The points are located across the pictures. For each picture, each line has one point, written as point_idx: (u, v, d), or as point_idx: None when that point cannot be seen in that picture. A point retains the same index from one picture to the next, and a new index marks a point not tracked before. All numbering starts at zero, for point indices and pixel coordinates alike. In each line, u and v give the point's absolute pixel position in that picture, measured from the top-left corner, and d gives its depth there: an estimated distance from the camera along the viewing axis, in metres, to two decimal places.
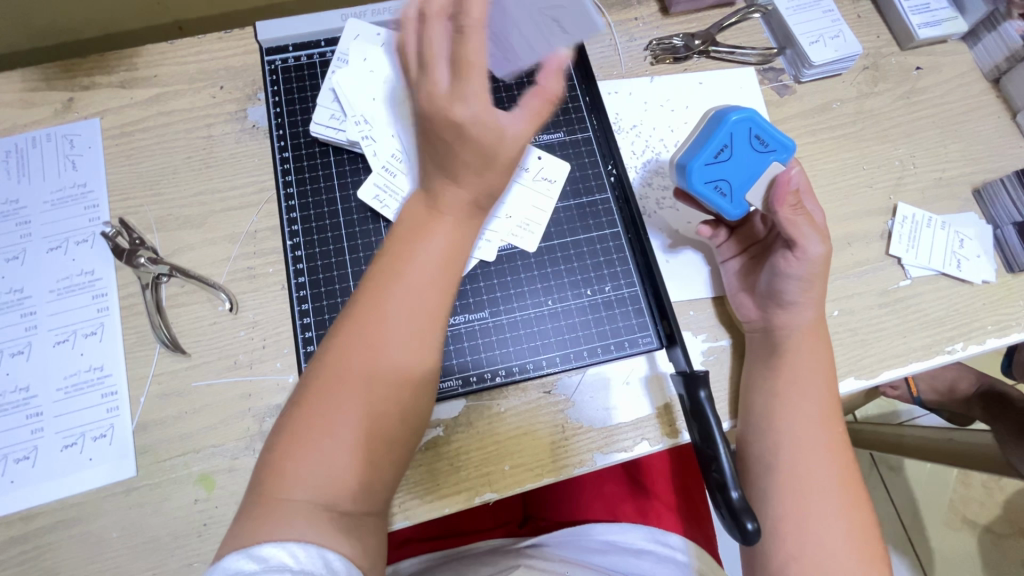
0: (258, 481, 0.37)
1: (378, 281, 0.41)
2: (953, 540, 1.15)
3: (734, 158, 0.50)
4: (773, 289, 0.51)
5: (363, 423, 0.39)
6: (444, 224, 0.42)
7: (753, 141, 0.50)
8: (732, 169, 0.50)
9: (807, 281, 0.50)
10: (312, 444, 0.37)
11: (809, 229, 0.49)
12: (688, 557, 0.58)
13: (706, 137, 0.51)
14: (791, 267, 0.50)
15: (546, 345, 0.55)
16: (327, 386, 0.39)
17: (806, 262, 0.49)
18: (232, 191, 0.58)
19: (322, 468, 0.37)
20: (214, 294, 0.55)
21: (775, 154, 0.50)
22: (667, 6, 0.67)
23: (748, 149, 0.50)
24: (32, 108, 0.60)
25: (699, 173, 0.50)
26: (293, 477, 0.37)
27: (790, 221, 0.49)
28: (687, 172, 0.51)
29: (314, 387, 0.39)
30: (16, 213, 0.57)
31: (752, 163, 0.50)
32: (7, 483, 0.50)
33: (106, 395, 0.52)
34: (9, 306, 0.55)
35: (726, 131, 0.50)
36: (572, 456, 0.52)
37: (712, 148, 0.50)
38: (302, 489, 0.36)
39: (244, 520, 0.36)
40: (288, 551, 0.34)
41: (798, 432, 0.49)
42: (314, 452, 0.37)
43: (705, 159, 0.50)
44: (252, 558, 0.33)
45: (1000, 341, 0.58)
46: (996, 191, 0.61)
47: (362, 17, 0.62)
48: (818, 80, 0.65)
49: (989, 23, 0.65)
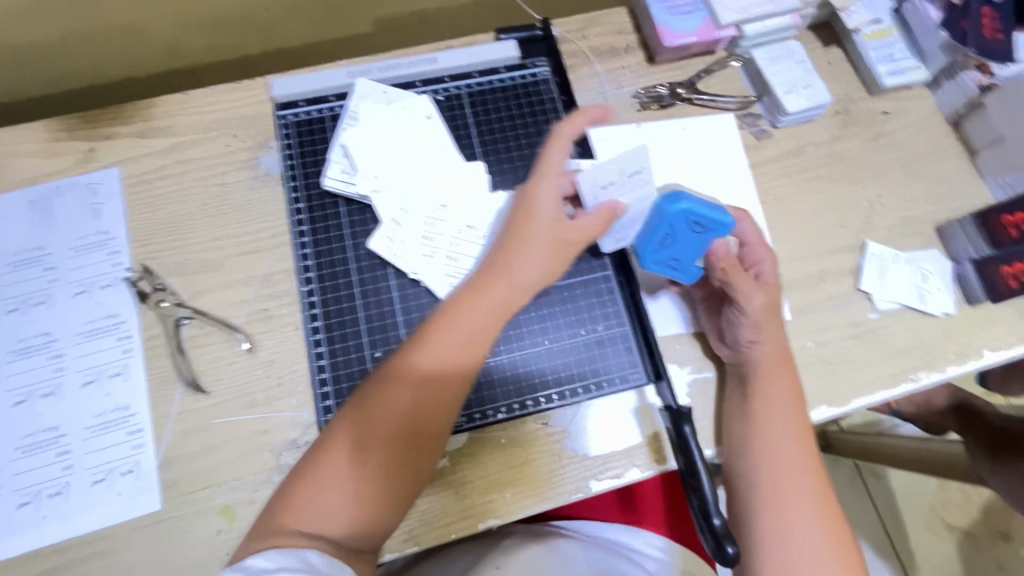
0: (278, 507, 0.44)
1: (411, 352, 0.49)
2: (933, 544, 1.20)
3: (680, 241, 0.55)
4: (731, 336, 0.56)
5: (368, 471, 0.45)
6: (471, 311, 0.50)
7: (693, 226, 0.54)
8: (681, 249, 0.55)
9: (757, 325, 0.55)
10: (323, 486, 0.44)
11: (746, 285, 0.55)
12: (670, 557, 0.67)
13: (652, 223, 0.55)
14: (740, 320, 0.55)
15: (543, 381, 0.59)
16: (341, 437, 0.46)
17: (750, 314, 0.55)
18: (247, 235, 0.62)
19: (327, 506, 0.44)
20: (232, 335, 0.59)
21: (715, 231, 0.54)
22: (653, 55, 0.71)
23: (689, 232, 0.54)
24: (55, 157, 0.64)
25: (651, 256, 0.56)
26: (301, 513, 0.43)
27: (727, 283, 0.55)
28: (640, 257, 0.57)
29: (330, 438, 0.46)
30: (42, 259, 0.60)
31: (695, 242, 0.55)
32: (40, 517, 0.53)
33: (132, 433, 0.56)
34: (37, 349, 0.58)
35: (665, 222, 0.54)
36: (568, 483, 0.56)
37: (658, 238, 0.55)
38: (306, 524, 0.43)
39: (258, 531, 0.43)
40: (261, 557, 0.39)
41: (774, 455, 0.53)
42: (323, 492, 0.44)
43: (653, 246, 0.55)
44: (236, 569, 0.38)
45: (961, 369, 0.63)
46: (955, 230, 0.66)
47: (367, 73, 0.66)
48: (793, 125, 0.70)
49: (949, 72, 0.70)
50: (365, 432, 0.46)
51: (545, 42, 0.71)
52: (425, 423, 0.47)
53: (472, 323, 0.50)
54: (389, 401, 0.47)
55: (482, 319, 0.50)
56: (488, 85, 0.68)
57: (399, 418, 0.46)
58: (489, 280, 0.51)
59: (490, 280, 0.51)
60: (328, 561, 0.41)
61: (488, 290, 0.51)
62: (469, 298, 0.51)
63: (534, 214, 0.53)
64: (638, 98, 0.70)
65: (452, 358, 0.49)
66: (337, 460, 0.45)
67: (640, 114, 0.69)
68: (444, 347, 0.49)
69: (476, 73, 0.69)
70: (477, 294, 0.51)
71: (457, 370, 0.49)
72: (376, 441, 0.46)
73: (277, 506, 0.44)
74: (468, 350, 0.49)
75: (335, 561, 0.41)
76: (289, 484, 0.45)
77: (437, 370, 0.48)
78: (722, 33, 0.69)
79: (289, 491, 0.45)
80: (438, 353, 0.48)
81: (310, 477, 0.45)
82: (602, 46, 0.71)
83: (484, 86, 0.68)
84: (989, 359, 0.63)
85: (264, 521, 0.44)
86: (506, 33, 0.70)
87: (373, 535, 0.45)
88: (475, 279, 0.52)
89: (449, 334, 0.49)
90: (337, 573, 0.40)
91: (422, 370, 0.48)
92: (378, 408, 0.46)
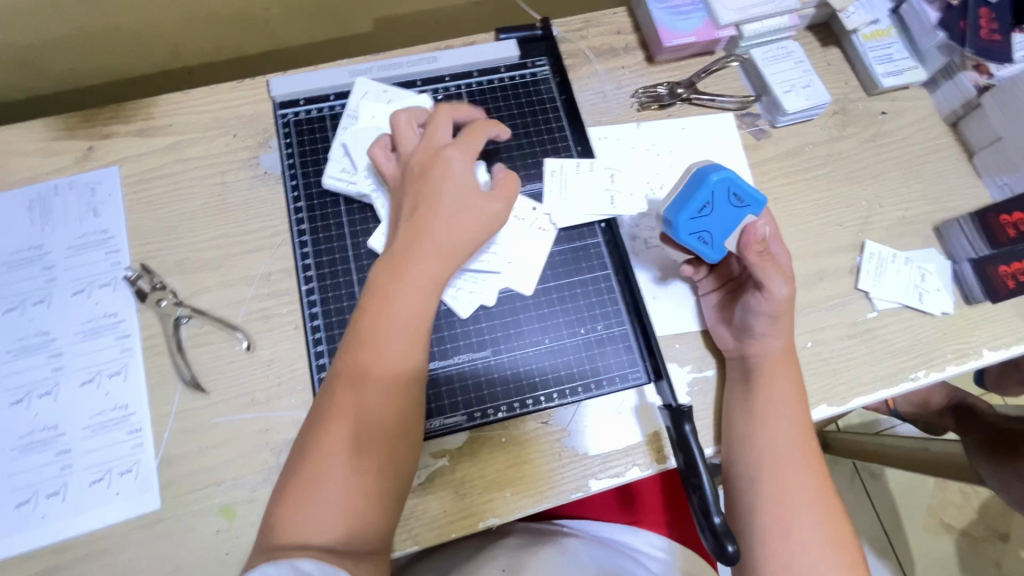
0: (268, 530, 0.44)
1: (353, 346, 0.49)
2: (931, 544, 1.21)
3: (716, 213, 0.55)
4: (745, 323, 0.56)
5: (342, 468, 0.45)
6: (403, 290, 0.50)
7: (732, 198, 0.54)
8: (715, 222, 0.55)
9: (775, 316, 0.55)
10: (306, 493, 0.44)
11: (775, 272, 0.54)
12: (670, 556, 0.67)
13: (690, 191, 0.55)
14: (760, 305, 0.55)
15: (544, 379, 0.59)
16: (312, 443, 0.46)
17: (773, 301, 0.54)
18: (247, 235, 0.62)
19: (315, 511, 0.43)
20: (232, 334, 0.58)
21: (751, 208, 0.55)
22: (652, 55, 0.72)
23: (728, 205, 0.54)
24: (54, 156, 0.64)
25: (684, 227, 0.55)
26: (291, 526, 0.43)
27: (758, 265, 0.54)
28: (673, 226, 0.56)
29: (303, 448, 0.46)
30: (41, 258, 0.60)
31: (731, 217, 0.55)
32: (38, 517, 0.53)
33: (131, 432, 0.56)
34: (36, 348, 0.58)
35: (707, 190, 0.54)
36: (568, 482, 0.56)
37: (696, 205, 0.54)
38: (296, 534, 0.42)
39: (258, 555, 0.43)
40: (254, 573, 0.37)
41: (775, 452, 0.53)
42: (309, 498, 0.44)
43: (690, 214, 0.55)
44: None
45: (959, 368, 0.63)
46: (953, 230, 0.66)
47: (368, 72, 0.66)
48: (792, 125, 0.70)
49: (947, 72, 0.70)
50: (332, 431, 0.46)
51: (545, 41, 0.71)
52: (390, 407, 0.48)
53: (408, 298, 0.49)
54: (348, 395, 0.47)
55: (420, 291, 0.50)
56: (488, 84, 0.69)
57: (363, 410, 0.47)
58: (416, 257, 0.51)
59: (410, 253, 0.51)
60: (322, 568, 0.39)
61: (413, 260, 0.51)
62: (397, 275, 0.50)
63: (446, 182, 0.53)
64: (637, 98, 0.70)
65: (396, 336, 0.49)
66: (316, 464, 0.45)
67: (639, 114, 0.70)
68: (388, 330, 0.49)
69: (476, 72, 0.69)
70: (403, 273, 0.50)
71: (408, 350, 0.49)
72: (346, 436, 0.46)
73: (268, 527, 0.44)
74: (413, 327, 0.50)
75: (328, 567, 0.39)
76: (274, 503, 0.45)
77: (381, 354, 0.48)
78: (721, 33, 0.69)
79: (275, 510, 0.44)
80: (381, 341, 0.48)
81: (291, 491, 0.45)
82: (602, 46, 0.71)
83: (485, 86, 0.68)
84: (987, 358, 0.64)
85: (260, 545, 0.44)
86: (506, 33, 0.70)
87: (372, 530, 0.45)
88: (397, 252, 0.51)
89: (387, 318, 0.49)
90: None
91: (373, 361, 0.48)
92: (335, 407, 0.47)
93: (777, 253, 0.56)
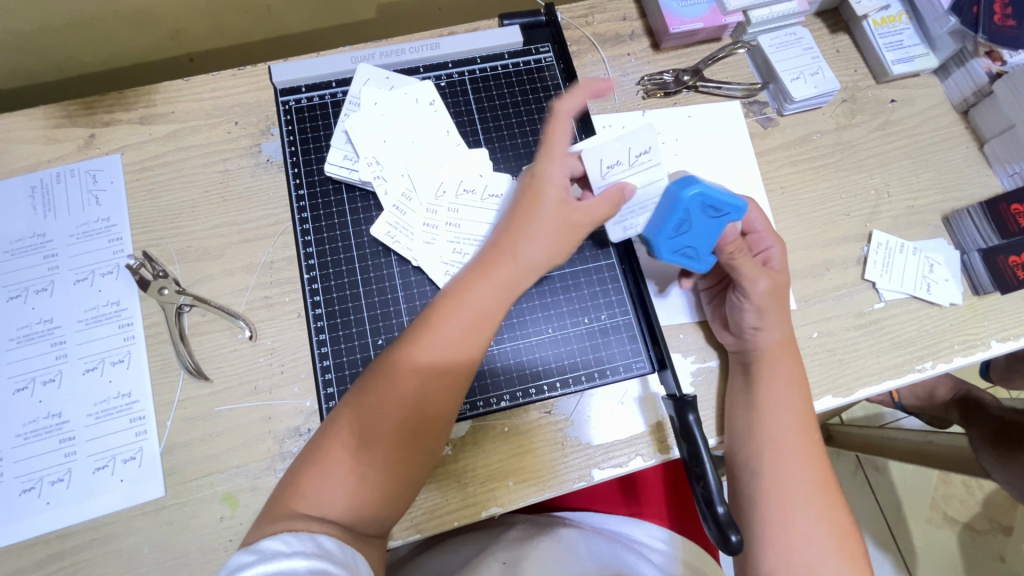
0: (286, 493, 0.44)
1: (417, 335, 0.48)
2: (934, 536, 1.20)
3: (695, 227, 0.52)
4: (734, 321, 0.56)
5: (375, 459, 0.45)
6: (475, 297, 0.49)
7: (708, 211, 0.52)
8: (695, 236, 0.53)
9: (761, 310, 0.54)
10: (331, 468, 0.44)
11: (750, 269, 0.54)
12: (671, 547, 0.68)
13: (665, 210, 0.53)
14: (744, 305, 0.55)
15: (546, 369, 0.59)
16: (351, 421, 0.45)
17: (754, 297, 0.54)
18: (249, 223, 0.62)
19: (332, 492, 0.43)
20: (234, 323, 0.58)
21: (730, 216, 0.52)
22: (657, 42, 0.70)
23: (704, 218, 0.52)
24: (55, 144, 0.63)
25: (665, 245, 0.54)
26: (310, 497, 0.43)
27: (732, 265, 0.54)
28: (654, 246, 0.55)
29: (340, 417, 0.46)
30: (43, 246, 0.60)
31: (711, 228, 0.52)
32: (43, 503, 0.53)
33: (135, 420, 0.56)
34: (39, 336, 0.58)
35: (680, 208, 0.52)
36: (572, 472, 0.56)
37: (673, 224, 0.52)
38: (316, 508, 0.42)
39: (263, 520, 0.42)
40: (277, 540, 0.38)
41: (776, 443, 0.53)
42: (332, 477, 0.43)
43: (667, 233, 0.53)
44: (252, 552, 0.37)
45: (966, 359, 0.62)
46: (962, 220, 0.65)
47: (370, 59, 0.65)
48: (800, 113, 0.69)
49: (959, 59, 0.69)
50: (372, 416, 0.45)
51: (549, 27, 0.69)
52: (437, 414, 0.47)
53: (480, 303, 0.49)
54: (399, 388, 0.46)
55: (490, 298, 0.50)
56: (491, 71, 0.68)
57: (409, 405, 0.46)
58: (494, 263, 0.51)
59: (496, 260, 0.51)
60: (342, 548, 0.40)
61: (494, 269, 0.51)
62: (477, 280, 0.50)
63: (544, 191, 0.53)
64: (642, 85, 0.69)
65: (460, 339, 0.49)
66: (347, 445, 0.45)
67: (644, 103, 0.69)
68: (451, 332, 0.48)
69: (479, 59, 0.68)
70: (482, 276, 0.50)
71: (463, 356, 0.49)
72: (386, 428, 0.45)
73: (286, 491, 0.44)
74: (475, 341, 0.49)
75: (347, 548, 0.40)
76: (297, 469, 0.45)
77: (441, 357, 0.48)
78: (728, 20, 0.68)
79: (297, 476, 0.44)
80: (443, 341, 0.48)
81: (320, 460, 0.44)
82: (606, 33, 0.70)
83: (487, 73, 0.68)
84: (995, 350, 0.63)
85: (271, 509, 0.43)
86: (510, 19, 0.69)
87: (382, 520, 0.45)
88: (482, 259, 0.52)
89: (454, 317, 0.49)
90: (350, 558, 0.40)
91: (432, 360, 0.47)
92: (385, 393, 0.46)
93: (767, 248, 0.57)
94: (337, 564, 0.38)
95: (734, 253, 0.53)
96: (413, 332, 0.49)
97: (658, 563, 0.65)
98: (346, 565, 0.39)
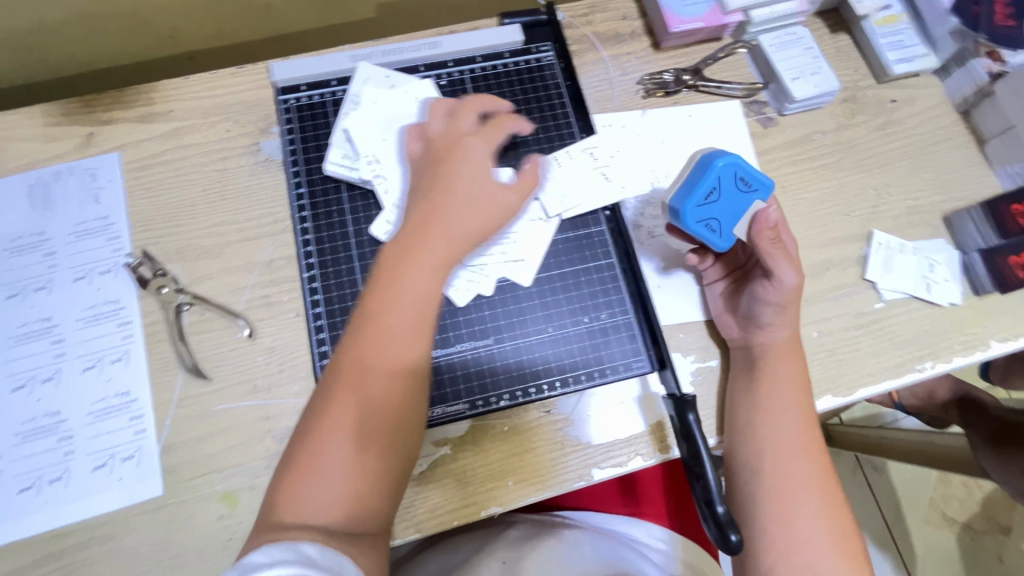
0: (273, 508, 0.43)
1: (362, 329, 0.47)
2: (933, 537, 1.20)
3: (724, 199, 0.55)
4: (751, 312, 0.56)
5: (345, 458, 0.44)
6: (414, 279, 0.48)
7: (738, 183, 0.54)
8: (721, 208, 0.55)
9: (782, 305, 0.54)
10: (306, 478, 0.43)
11: (784, 259, 0.53)
12: (671, 547, 0.68)
13: (695, 179, 0.55)
14: (768, 294, 0.54)
15: (547, 368, 0.59)
16: (315, 427, 0.45)
17: (782, 289, 0.54)
18: (249, 221, 0.61)
19: (314, 499, 0.43)
20: (234, 321, 0.58)
21: (757, 193, 0.55)
22: (658, 41, 0.70)
23: (735, 190, 0.55)
24: (54, 142, 0.63)
25: (692, 215, 0.55)
26: (296, 507, 0.42)
27: (769, 252, 0.53)
28: (680, 215, 0.55)
29: (306, 428, 0.46)
30: (42, 244, 0.60)
31: (738, 203, 0.55)
32: (41, 502, 0.53)
33: (133, 419, 0.56)
34: (38, 334, 0.58)
35: (713, 175, 0.54)
36: (571, 471, 0.56)
37: (702, 192, 0.54)
38: (302, 516, 0.42)
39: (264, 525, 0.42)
40: (258, 552, 0.37)
41: (776, 443, 0.53)
42: (313, 484, 0.43)
43: (696, 202, 0.55)
44: (235, 566, 0.36)
45: (966, 359, 0.62)
46: (963, 220, 0.65)
47: (370, 57, 0.65)
48: (800, 113, 0.69)
49: (960, 59, 0.68)
50: (332, 419, 0.45)
51: (550, 26, 0.70)
52: (395, 398, 0.46)
53: (415, 288, 0.47)
54: (352, 383, 0.46)
55: (427, 277, 0.48)
56: (492, 70, 0.68)
57: (366, 395, 0.46)
58: (426, 243, 0.49)
59: (431, 239, 0.49)
60: (324, 552, 0.39)
61: (421, 251, 0.49)
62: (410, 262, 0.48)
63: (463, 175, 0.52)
64: (643, 84, 0.69)
65: (404, 323, 0.47)
66: (315, 451, 0.44)
67: (644, 102, 0.69)
68: (394, 318, 0.47)
69: (480, 58, 0.68)
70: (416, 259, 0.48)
71: (409, 339, 0.47)
72: (349, 423, 0.45)
73: (272, 508, 0.43)
74: (420, 322, 0.48)
75: (331, 552, 0.39)
76: (277, 486, 0.44)
77: (388, 345, 0.46)
78: (728, 19, 0.68)
79: (278, 493, 0.44)
80: (386, 331, 0.47)
81: (296, 474, 0.44)
82: (607, 32, 0.70)
83: (488, 71, 0.68)
84: (995, 350, 0.63)
85: (266, 519, 0.43)
86: (511, 18, 0.69)
87: (381, 517, 0.45)
88: (413, 242, 0.49)
89: (396, 306, 0.47)
90: (336, 562, 0.38)
91: (378, 350, 0.46)
92: (341, 389, 0.46)
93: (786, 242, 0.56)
94: (320, 569, 0.37)
95: (767, 239, 0.53)
96: (354, 328, 0.47)
97: (658, 564, 0.66)
98: (330, 569, 0.37)
